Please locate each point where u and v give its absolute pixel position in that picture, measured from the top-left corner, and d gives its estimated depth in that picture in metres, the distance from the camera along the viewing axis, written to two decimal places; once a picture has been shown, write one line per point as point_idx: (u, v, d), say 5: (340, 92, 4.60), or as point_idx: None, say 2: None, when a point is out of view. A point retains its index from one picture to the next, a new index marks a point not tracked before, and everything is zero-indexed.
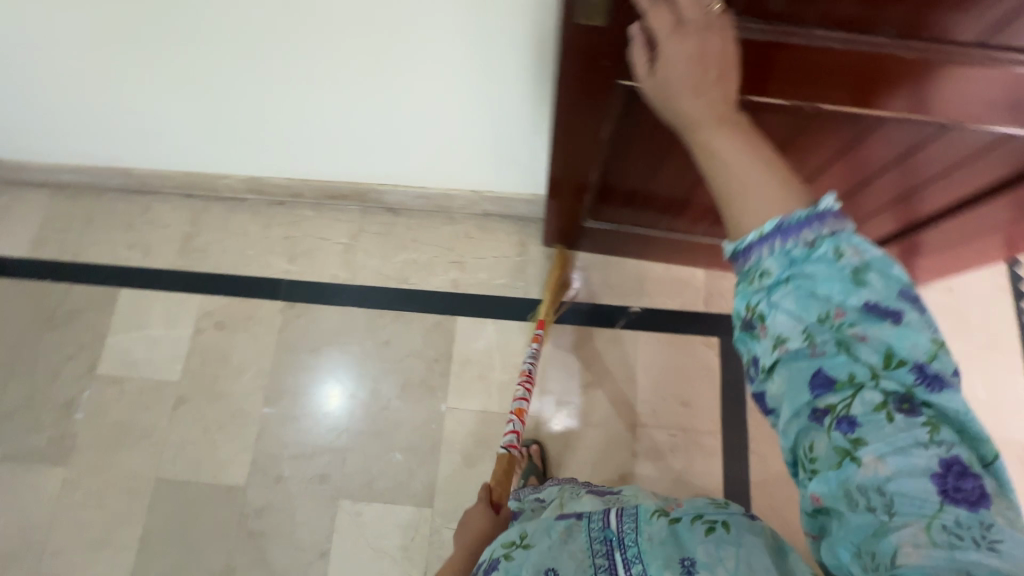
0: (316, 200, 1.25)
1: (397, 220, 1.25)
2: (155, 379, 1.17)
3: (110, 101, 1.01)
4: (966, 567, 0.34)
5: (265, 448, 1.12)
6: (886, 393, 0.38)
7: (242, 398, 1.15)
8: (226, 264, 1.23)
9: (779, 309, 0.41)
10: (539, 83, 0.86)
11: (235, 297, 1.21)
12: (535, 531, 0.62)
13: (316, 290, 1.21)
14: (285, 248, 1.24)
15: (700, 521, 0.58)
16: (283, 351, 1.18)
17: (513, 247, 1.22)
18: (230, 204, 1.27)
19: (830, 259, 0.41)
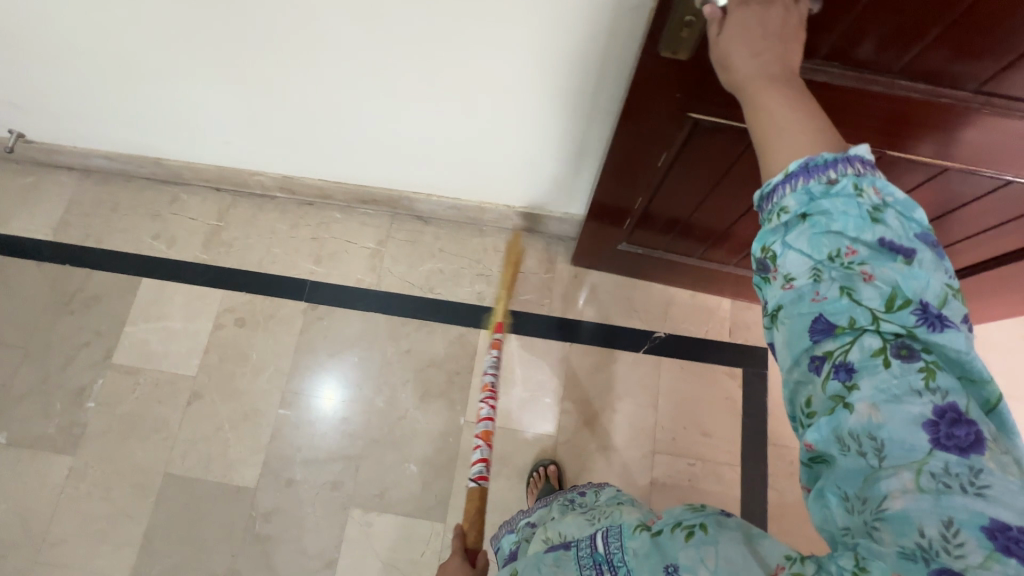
0: (347, 203, 1.25)
1: (425, 228, 1.25)
2: (171, 372, 1.15)
3: (159, 93, 1.01)
4: (951, 514, 0.29)
5: (277, 450, 1.10)
6: (887, 335, 0.34)
7: (258, 397, 1.14)
8: (251, 260, 1.23)
9: (791, 249, 0.38)
10: (591, 105, 0.87)
11: (258, 294, 1.21)
12: (526, 565, 0.54)
13: (340, 293, 1.21)
14: (312, 249, 1.24)
15: (681, 526, 0.45)
16: (302, 352, 1.17)
17: (541, 263, 1.22)
18: (259, 201, 1.27)
19: (850, 198, 0.36)
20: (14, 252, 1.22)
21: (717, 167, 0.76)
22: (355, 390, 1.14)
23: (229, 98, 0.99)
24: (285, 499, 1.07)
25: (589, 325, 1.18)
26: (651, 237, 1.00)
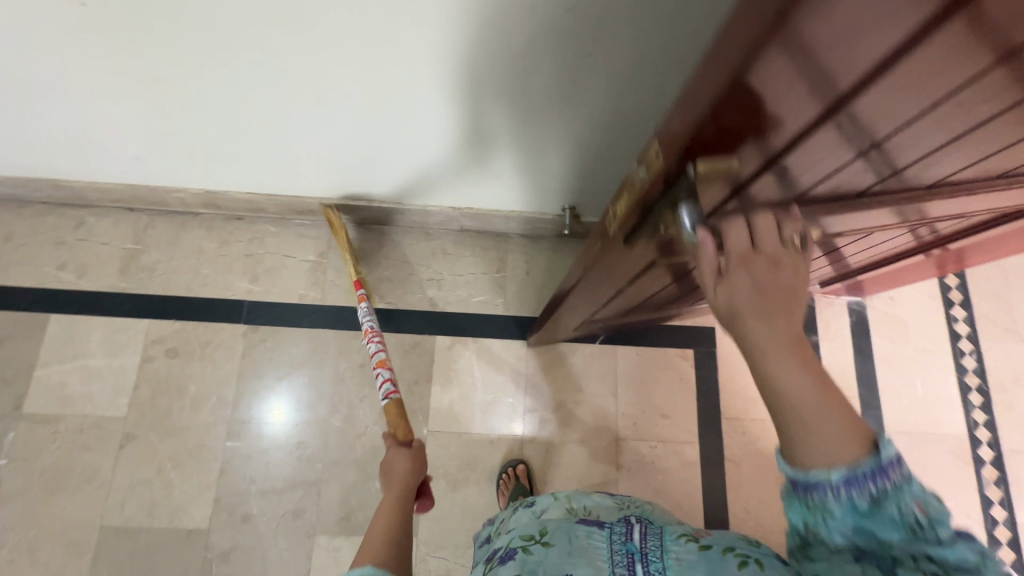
0: (280, 214, 1.17)
1: (369, 236, 1.20)
2: (97, 415, 1.05)
3: (37, 116, 0.88)
4: None
5: (229, 485, 1.03)
6: None
7: (200, 431, 1.06)
8: (178, 284, 1.14)
9: (830, 533, 0.35)
10: (534, 116, 0.83)
11: (190, 320, 1.12)
12: (560, 528, 0.57)
13: (282, 311, 1.14)
14: (247, 266, 1.16)
15: (735, 553, 0.48)
16: (246, 378, 1.09)
17: (492, 263, 1.21)
18: (181, 219, 1.17)
19: (890, 512, 0.33)
20: None
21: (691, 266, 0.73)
22: (309, 411, 1.08)
23: (130, 119, 0.88)
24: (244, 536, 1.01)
25: None
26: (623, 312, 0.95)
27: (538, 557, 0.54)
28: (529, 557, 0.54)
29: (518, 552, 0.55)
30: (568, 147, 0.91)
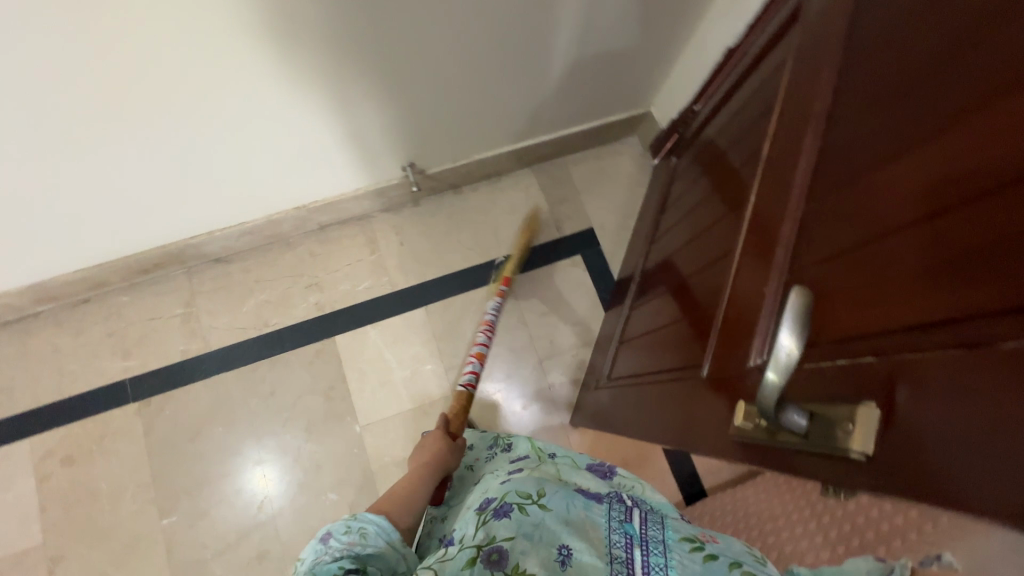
0: (128, 280, 1.11)
1: (230, 267, 1.15)
2: (14, 552, 0.98)
3: None
4: None
5: (180, 560, 0.99)
6: None
7: (130, 522, 1.01)
8: (49, 392, 1.06)
9: None
10: (304, 75, 0.80)
11: (75, 421, 1.05)
12: (554, 494, 0.57)
13: (169, 375, 1.09)
14: (115, 345, 1.10)
15: (740, 570, 0.47)
16: (158, 453, 1.04)
17: (365, 248, 1.19)
18: (26, 325, 1.09)
19: None
20: None
21: (700, 289, 0.72)
22: (238, 458, 1.06)
23: None
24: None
25: (436, 284, 1.18)
26: (640, 322, 0.93)
27: (536, 517, 0.54)
28: (526, 516, 0.54)
29: (513, 508, 0.55)
30: (364, 96, 0.88)
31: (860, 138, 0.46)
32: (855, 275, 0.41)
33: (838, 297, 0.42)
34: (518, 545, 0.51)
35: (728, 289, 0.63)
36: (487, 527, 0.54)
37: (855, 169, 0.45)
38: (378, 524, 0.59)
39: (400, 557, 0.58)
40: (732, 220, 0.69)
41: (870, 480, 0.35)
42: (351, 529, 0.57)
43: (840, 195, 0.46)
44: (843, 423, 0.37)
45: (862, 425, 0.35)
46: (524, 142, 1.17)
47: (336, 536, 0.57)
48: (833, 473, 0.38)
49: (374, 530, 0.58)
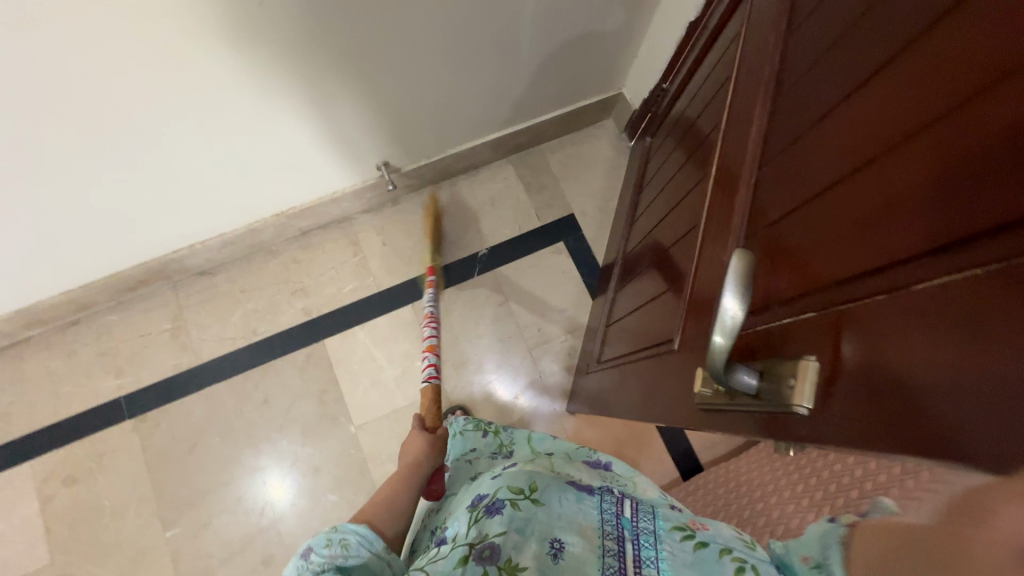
0: (340, 243, 1.44)
1: (413, 256, 1.45)
2: (213, 423, 1.30)
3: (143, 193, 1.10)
4: None
5: (324, 464, 1.29)
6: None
7: (296, 425, 1.31)
8: (262, 309, 1.38)
9: None
10: None
11: (274, 338, 1.37)
12: (544, 490, 0.72)
13: (339, 318, 1.40)
14: (314, 287, 1.41)
15: (732, 557, 0.62)
16: (326, 380, 1.35)
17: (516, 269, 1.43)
18: (256, 256, 1.41)
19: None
20: (37, 355, 1.31)
21: None
22: (381, 401, 1.34)
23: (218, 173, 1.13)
24: (326, 506, 1.26)
25: None
26: None
27: (527, 513, 0.68)
28: (518, 511, 0.68)
29: (506, 505, 0.69)
30: None
31: (813, 95, 0.50)
32: (816, 224, 0.43)
33: (793, 248, 0.46)
34: (510, 541, 0.65)
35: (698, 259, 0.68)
36: (479, 527, 0.68)
37: (824, 102, 0.48)
38: (359, 534, 0.74)
39: (383, 564, 0.72)
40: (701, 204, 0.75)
41: (817, 431, 0.38)
42: (332, 541, 0.72)
43: (793, 148, 0.51)
44: (787, 378, 0.40)
45: (803, 378, 0.38)
46: (646, 186, 1.29)
47: (316, 549, 0.70)
48: (795, 428, 0.40)
49: (355, 538, 0.73)
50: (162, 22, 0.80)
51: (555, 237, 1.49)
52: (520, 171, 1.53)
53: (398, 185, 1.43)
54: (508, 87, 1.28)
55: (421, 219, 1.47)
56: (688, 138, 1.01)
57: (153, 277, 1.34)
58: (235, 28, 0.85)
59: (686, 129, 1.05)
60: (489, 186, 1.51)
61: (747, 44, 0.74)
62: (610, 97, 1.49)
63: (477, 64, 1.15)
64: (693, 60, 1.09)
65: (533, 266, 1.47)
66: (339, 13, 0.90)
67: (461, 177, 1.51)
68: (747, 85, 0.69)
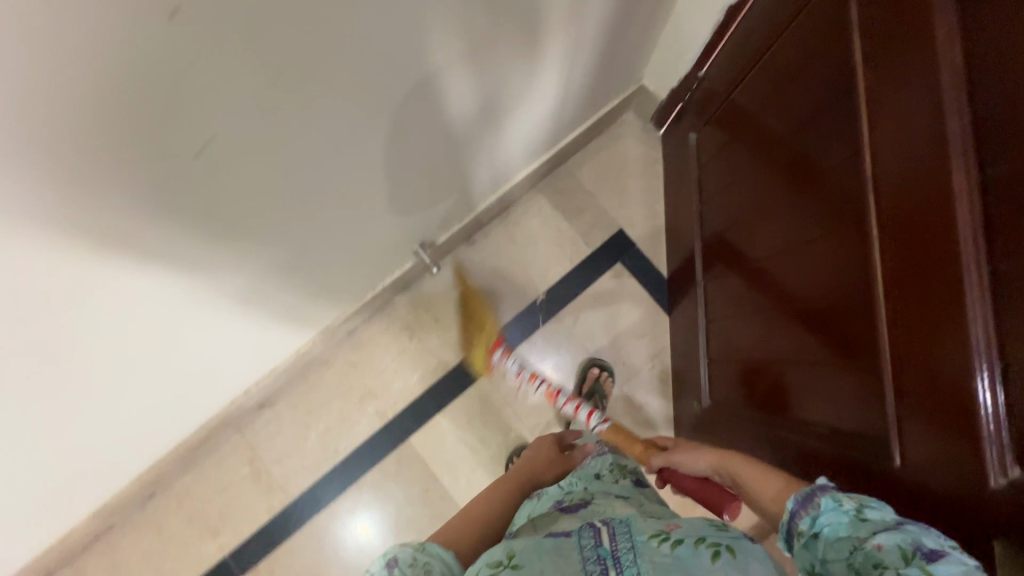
0: (391, 331, 1.35)
1: (469, 320, 1.37)
2: (328, 554, 1.25)
3: (196, 359, 1.02)
4: (907, 549, 0.47)
5: None
6: (886, 560, 0.47)
7: (412, 532, 1.26)
8: (335, 424, 1.30)
9: (838, 541, 0.53)
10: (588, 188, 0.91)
11: (359, 451, 1.30)
12: (523, 549, 0.53)
13: (417, 411, 1.32)
14: (381, 384, 1.33)
15: (706, 544, 0.51)
16: (426, 478, 1.29)
17: (581, 304, 1.38)
18: (311, 371, 1.32)
19: (834, 510, 0.54)
20: (124, 544, 1.24)
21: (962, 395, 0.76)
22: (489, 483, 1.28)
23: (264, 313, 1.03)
24: None
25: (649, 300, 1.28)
26: None
27: None
28: None
29: None
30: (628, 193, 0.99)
31: None
32: None
33: None
34: None
35: (887, 346, 0.63)
36: None
37: None
38: (445, 564, 0.56)
39: None
40: (857, 271, 0.69)
41: None
42: (418, 563, 0.54)
43: None
44: None
45: None
46: (706, 193, 1.18)
47: (400, 564, 0.53)
48: None
49: (441, 568, 0.55)
50: (188, 205, 0.70)
51: (610, 260, 1.39)
52: (552, 198, 1.42)
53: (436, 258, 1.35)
54: (538, 117, 1.19)
55: (468, 281, 1.39)
56: (768, 144, 0.93)
57: (215, 429, 1.25)
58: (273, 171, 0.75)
59: (758, 143, 0.97)
60: (527, 224, 1.41)
61: (867, 83, 0.67)
62: (630, 93, 1.37)
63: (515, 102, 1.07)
64: (744, 51, 1.01)
65: (598, 298, 1.38)
66: (367, 116, 0.81)
67: (492, 224, 1.41)
68: (896, 120, 0.62)
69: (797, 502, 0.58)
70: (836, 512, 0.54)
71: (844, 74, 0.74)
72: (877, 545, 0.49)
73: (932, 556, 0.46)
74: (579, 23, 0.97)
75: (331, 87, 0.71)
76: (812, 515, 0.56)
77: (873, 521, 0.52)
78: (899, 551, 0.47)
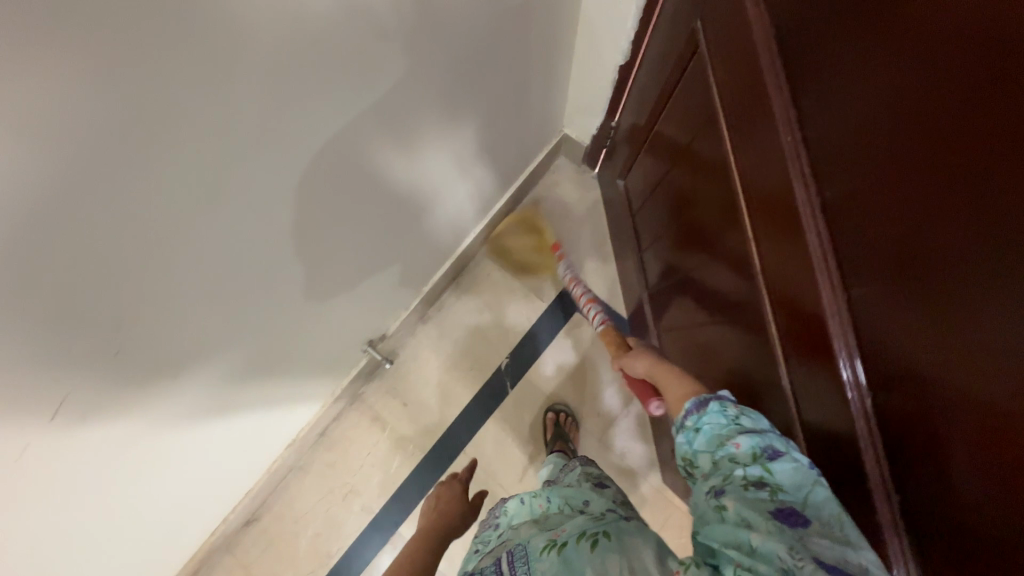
0: (361, 424, 1.35)
1: (438, 399, 1.36)
2: None
3: (164, 515, 1.00)
4: (767, 446, 0.57)
5: None
6: (761, 468, 0.55)
7: None
8: (321, 530, 1.29)
9: (705, 434, 0.62)
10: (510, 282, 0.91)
11: (350, 554, 1.28)
12: None
13: (402, 500, 1.31)
14: (359, 479, 1.32)
15: (585, 538, 0.58)
16: None
17: (545, 359, 1.37)
18: (289, 483, 1.32)
19: (719, 410, 0.63)
20: None
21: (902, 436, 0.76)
22: None
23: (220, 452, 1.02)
24: None
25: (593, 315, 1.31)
26: None
27: None
28: None
29: None
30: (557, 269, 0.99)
31: (851, 126, 0.55)
32: (911, 252, 0.50)
33: (897, 278, 0.52)
34: None
35: (784, 373, 0.71)
36: None
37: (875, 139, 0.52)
38: None
39: None
40: (757, 319, 0.77)
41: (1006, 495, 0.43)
42: None
43: (855, 181, 0.56)
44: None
45: None
46: (644, 240, 1.20)
47: None
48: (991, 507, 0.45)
49: None
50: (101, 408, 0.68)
51: (567, 311, 1.39)
52: (498, 259, 1.42)
53: (388, 354, 1.35)
54: (485, 187, 1.24)
55: (428, 358, 1.38)
56: (676, 186, 1.00)
57: (201, 563, 1.24)
58: (186, 347, 0.74)
59: (676, 206, 1.02)
60: (477, 289, 1.41)
61: (745, 181, 0.74)
62: (553, 144, 1.39)
63: (462, 184, 1.14)
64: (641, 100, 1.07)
65: (561, 351, 1.37)
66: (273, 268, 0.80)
67: (441, 300, 1.41)
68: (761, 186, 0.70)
69: (694, 404, 0.66)
70: (718, 415, 0.62)
71: (716, 139, 0.82)
72: (737, 445, 0.58)
73: (775, 455, 0.56)
74: (490, 111, 1.02)
75: (250, 251, 0.73)
76: (699, 415, 0.65)
77: (745, 426, 0.60)
78: (752, 451, 0.57)
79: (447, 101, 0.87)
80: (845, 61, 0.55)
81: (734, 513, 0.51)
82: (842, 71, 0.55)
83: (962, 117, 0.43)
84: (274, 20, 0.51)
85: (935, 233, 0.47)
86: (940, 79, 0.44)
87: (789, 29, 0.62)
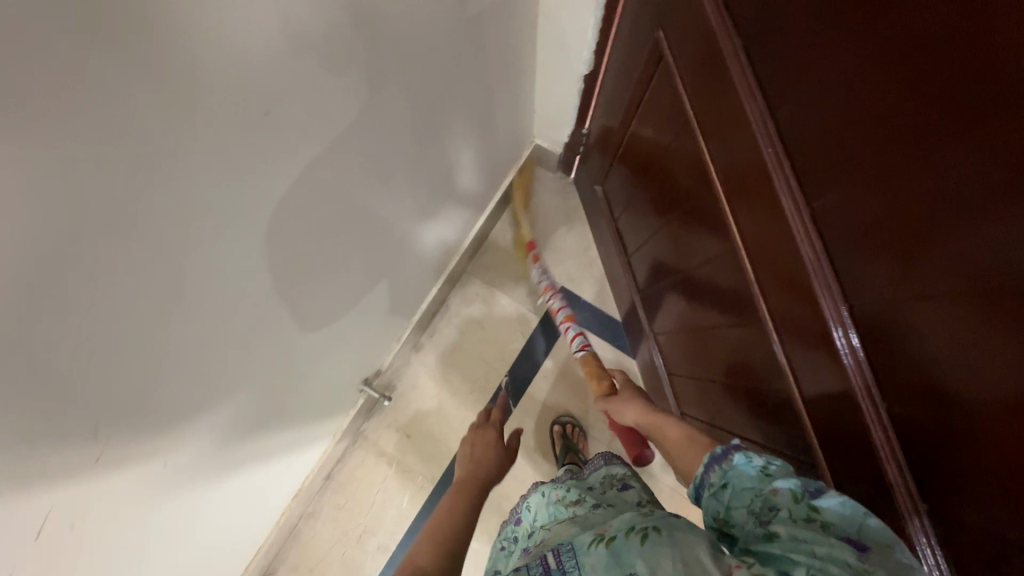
0: (367, 462, 1.32)
1: (442, 425, 1.34)
2: None
3: None
4: (808, 486, 0.51)
5: None
6: (806, 509, 0.50)
7: None
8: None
9: (735, 485, 0.57)
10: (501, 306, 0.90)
11: None
12: None
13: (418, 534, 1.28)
14: (372, 518, 1.29)
15: (635, 532, 0.53)
16: None
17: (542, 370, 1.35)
18: (300, 533, 1.28)
19: (746, 462, 0.57)
20: None
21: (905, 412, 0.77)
22: None
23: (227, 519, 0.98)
24: None
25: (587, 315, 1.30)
26: None
27: None
28: None
29: None
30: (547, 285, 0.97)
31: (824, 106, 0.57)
32: (896, 223, 0.51)
33: (885, 248, 0.54)
34: None
35: (784, 361, 0.72)
36: None
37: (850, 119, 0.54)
38: None
39: None
40: (750, 310, 0.78)
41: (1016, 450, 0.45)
42: None
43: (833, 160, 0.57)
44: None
45: None
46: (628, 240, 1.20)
47: None
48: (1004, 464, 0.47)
49: None
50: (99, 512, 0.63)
51: None
52: (484, 275, 1.41)
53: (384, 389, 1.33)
54: (464, 205, 1.23)
55: (428, 386, 1.36)
56: (653, 183, 1.01)
57: None
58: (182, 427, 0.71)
59: (659, 208, 1.01)
60: (468, 309, 1.39)
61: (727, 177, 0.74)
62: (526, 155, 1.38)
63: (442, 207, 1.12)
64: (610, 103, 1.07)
65: (558, 359, 1.36)
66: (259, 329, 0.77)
67: (432, 323, 1.39)
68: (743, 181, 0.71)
69: (713, 458, 0.61)
70: (746, 466, 0.57)
71: (691, 137, 0.82)
72: (773, 491, 0.53)
73: (818, 492, 0.50)
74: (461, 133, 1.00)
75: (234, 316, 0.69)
76: (722, 470, 0.59)
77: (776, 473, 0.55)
78: (792, 494, 0.51)
79: (416, 135, 0.85)
80: (812, 43, 0.56)
81: (787, 536, 0.48)
82: (819, 73, 0.56)
83: (940, 83, 0.44)
84: (244, 87, 0.49)
85: (918, 200, 0.48)
86: (908, 53, 0.46)
87: (756, 33, 0.63)
